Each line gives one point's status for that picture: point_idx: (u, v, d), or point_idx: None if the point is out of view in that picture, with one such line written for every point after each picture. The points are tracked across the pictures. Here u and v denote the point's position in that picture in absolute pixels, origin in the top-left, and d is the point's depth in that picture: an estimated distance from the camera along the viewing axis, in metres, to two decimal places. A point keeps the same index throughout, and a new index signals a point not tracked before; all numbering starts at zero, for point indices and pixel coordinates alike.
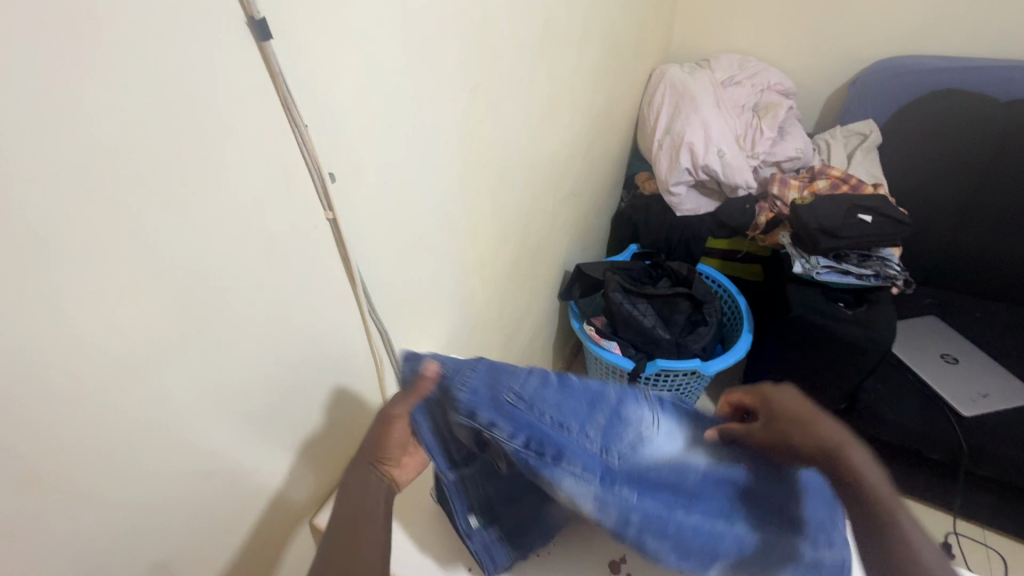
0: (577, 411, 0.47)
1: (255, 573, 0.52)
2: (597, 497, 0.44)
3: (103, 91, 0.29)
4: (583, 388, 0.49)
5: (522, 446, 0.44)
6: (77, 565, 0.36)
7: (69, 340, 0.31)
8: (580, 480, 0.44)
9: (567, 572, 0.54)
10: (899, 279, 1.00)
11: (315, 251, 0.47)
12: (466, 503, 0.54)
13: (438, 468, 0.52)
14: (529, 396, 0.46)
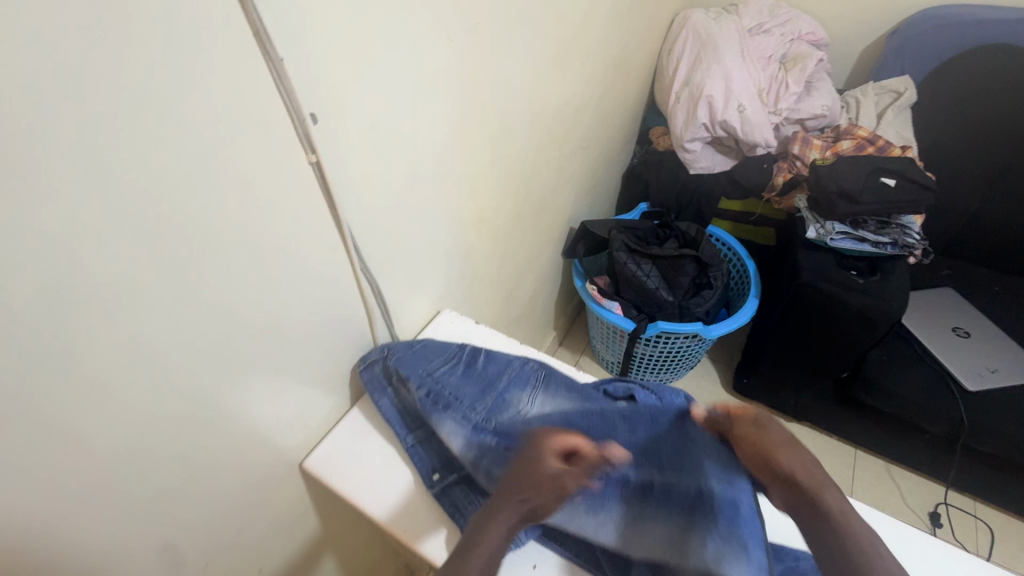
0: (470, 391, 0.62)
1: (246, 503, 0.55)
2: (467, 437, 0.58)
3: (57, 23, 0.27)
4: (482, 374, 0.64)
5: (424, 395, 0.60)
6: (64, 491, 0.38)
7: (33, 279, 0.31)
8: (458, 423, 0.59)
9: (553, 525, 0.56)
10: (918, 248, 0.96)
11: (298, 198, 0.46)
12: (430, 461, 0.60)
13: (398, 435, 0.62)
14: (436, 373, 0.63)
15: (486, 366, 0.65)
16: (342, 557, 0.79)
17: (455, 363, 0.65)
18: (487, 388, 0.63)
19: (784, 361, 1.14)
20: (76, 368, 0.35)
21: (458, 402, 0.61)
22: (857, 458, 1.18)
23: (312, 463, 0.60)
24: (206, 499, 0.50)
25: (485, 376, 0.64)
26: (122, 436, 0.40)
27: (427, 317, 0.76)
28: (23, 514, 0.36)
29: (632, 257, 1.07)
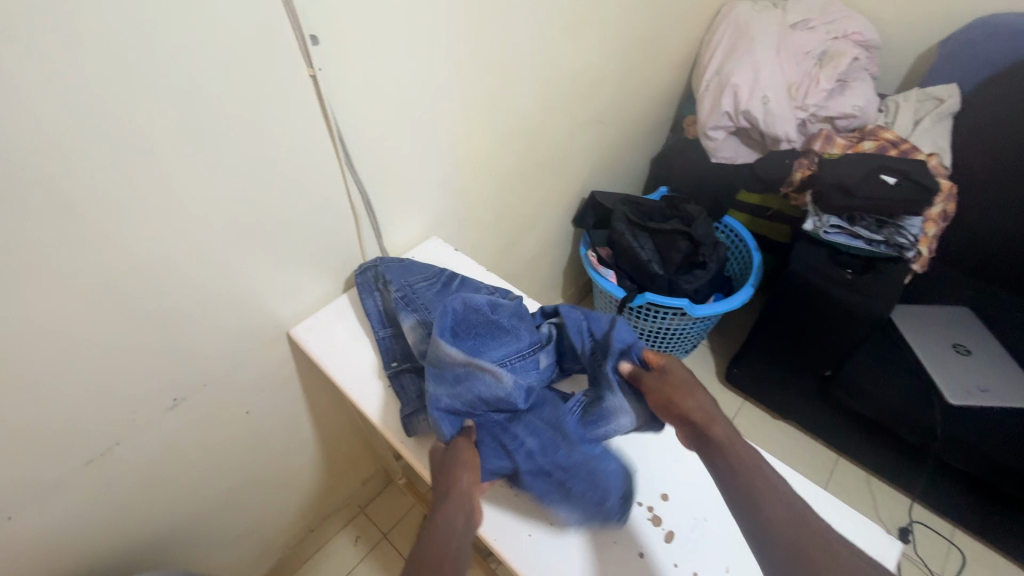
0: (439, 304, 0.73)
1: (238, 348, 0.70)
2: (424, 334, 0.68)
3: None
4: (452, 295, 0.75)
5: (399, 296, 0.72)
6: (102, 284, 0.53)
7: (96, 115, 0.45)
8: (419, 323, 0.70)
9: None
10: (912, 249, 0.94)
11: (299, 99, 0.59)
12: (393, 353, 0.72)
13: (374, 328, 0.74)
14: (415, 285, 0.75)
15: (456, 286, 0.76)
16: (323, 433, 0.93)
17: (433, 279, 0.77)
18: (453, 302, 0.74)
19: (770, 352, 1.16)
20: (121, 187, 0.49)
21: (424, 310, 0.72)
22: (836, 465, 1.17)
23: (297, 332, 0.75)
24: (207, 331, 0.65)
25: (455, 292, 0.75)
26: (146, 251, 0.54)
27: (417, 240, 0.88)
28: (76, 289, 0.51)
29: (630, 229, 1.13)
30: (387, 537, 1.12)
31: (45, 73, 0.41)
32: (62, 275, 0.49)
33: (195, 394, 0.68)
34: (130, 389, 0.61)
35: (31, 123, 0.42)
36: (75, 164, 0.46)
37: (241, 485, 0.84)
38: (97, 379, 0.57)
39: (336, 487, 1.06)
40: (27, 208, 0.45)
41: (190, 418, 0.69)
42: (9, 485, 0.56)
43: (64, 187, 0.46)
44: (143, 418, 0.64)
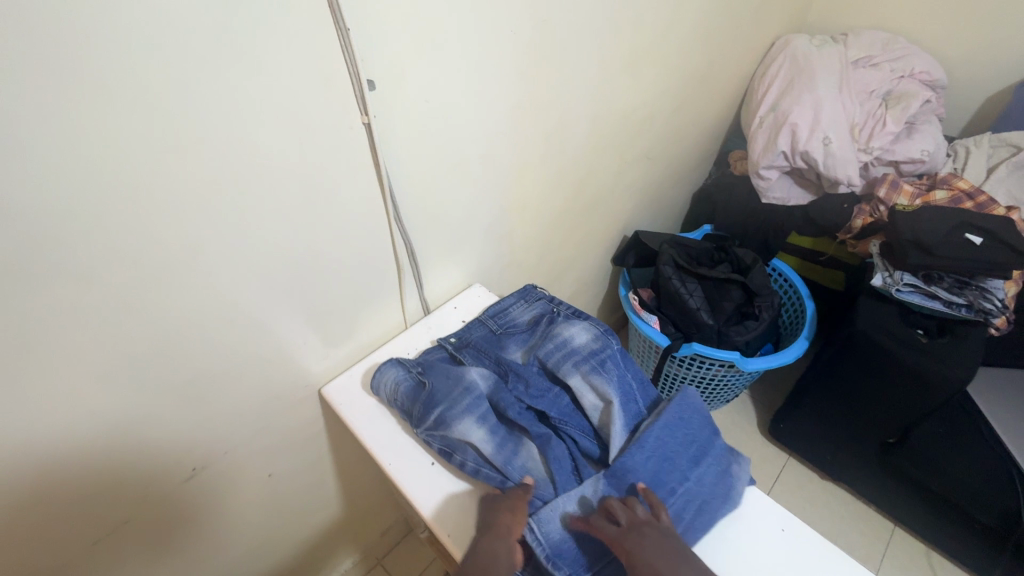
0: None
1: (263, 410, 0.64)
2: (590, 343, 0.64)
3: None
4: None
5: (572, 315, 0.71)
6: (121, 355, 0.47)
7: (126, 175, 0.39)
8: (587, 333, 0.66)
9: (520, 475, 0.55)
10: (998, 315, 0.85)
11: (348, 146, 0.53)
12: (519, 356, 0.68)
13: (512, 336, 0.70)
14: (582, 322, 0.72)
15: (582, 351, 0.63)
16: (346, 488, 0.87)
17: (571, 327, 0.66)
18: (558, 361, 0.63)
19: (826, 408, 1.07)
20: (148, 248, 0.43)
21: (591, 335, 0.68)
22: (892, 535, 1.08)
23: (329, 391, 0.68)
24: (232, 394, 0.59)
25: (579, 356, 0.63)
26: (170, 315, 0.48)
27: (457, 287, 0.81)
28: (94, 360, 0.45)
29: (678, 273, 1.06)
30: None
31: (71, 126, 0.36)
32: (79, 345, 0.44)
33: (216, 460, 0.62)
34: (146, 462, 0.55)
35: (50, 182, 0.36)
36: (98, 226, 0.40)
37: (256, 549, 0.77)
38: (110, 454, 0.51)
39: (355, 540, 0.99)
40: (41, 276, 0.39)
41: (209, 487, 0.63)
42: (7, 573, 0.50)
43: (85, 251, 0.40)
44: (159, 491, 0.58)
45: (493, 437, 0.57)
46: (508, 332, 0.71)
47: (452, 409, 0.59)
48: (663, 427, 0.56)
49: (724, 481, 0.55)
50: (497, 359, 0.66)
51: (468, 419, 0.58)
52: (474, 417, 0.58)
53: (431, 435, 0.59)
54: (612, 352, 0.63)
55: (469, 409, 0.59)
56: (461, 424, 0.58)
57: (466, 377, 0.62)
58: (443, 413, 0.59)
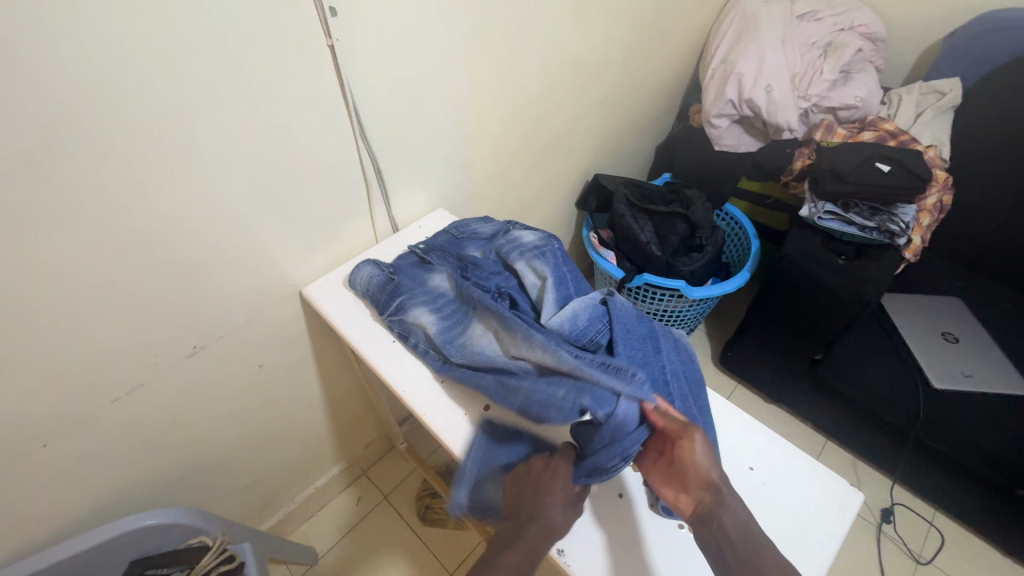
0: None
1: (254, 304, 0.75)
2: (535, 242, 0.77)
3: None
4: None
5: (524, 227, 0.83)
6: (133, 234, 0.58)
7: (135, 76, 0.50)
8: (534, 236, 0.79)
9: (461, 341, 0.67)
10: (904, 236, 0.96)
11: (316, 66, 0.63)
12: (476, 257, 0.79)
13: (471, 244, 0.82)
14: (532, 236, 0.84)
15: (528, 245, 0.76)
16: (331, 394, 0.99)
17: (521, 231, 0.79)
18: (508, 252, 0.76)
19: (763, 336, 1.19)
20: (153, 138, 0.54)
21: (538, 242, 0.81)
22: (824, 447, 1.20)
23: (308, 290, 0.79)
24: (225, 283, 0.70)
25: (525, 248, 0.76)
26: (170, 201, 0.59)
27: (424, 212, 0.92)
28: (113, 235, 0.56)
29: (631, 211, 1.16)
30: (388, 498, 1.18)
31: (94, 25, 0.46)
32: (99, 217, 0.54)
33: (213, 343, 0.73)
34: (155, 335, 0.66)
35: (76, 73, 0.47)
36: (113, 114, 0.50)
37: (250, 439, 0.89)
38: (125, 320, 0.62)
39: (342, 448, 1.11)
40: (69, 153, 0.49)
41: (208, 366, 0.74)
42: (46, 415, 0.61)
43: (102, 134, 0.51)
44: (165, 363, 0.69)
45: (441, 322, 0.69)
46: (468, 236, 0.82)
47: (412, 300, 0.71)
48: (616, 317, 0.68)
49: (682, 355, 0.69)
50: (458, 256, 0.78)
51: (422, 309, 0.70)
52: (427, 306, 0.71)
53: (391, 320, 0.70)
54: (553, 249, 0.77)
55: (429, 299, 0.71)
56: (416, 311, 0.70)
57: (429, 277, 0.74)
58: (404, 302, 0.71)
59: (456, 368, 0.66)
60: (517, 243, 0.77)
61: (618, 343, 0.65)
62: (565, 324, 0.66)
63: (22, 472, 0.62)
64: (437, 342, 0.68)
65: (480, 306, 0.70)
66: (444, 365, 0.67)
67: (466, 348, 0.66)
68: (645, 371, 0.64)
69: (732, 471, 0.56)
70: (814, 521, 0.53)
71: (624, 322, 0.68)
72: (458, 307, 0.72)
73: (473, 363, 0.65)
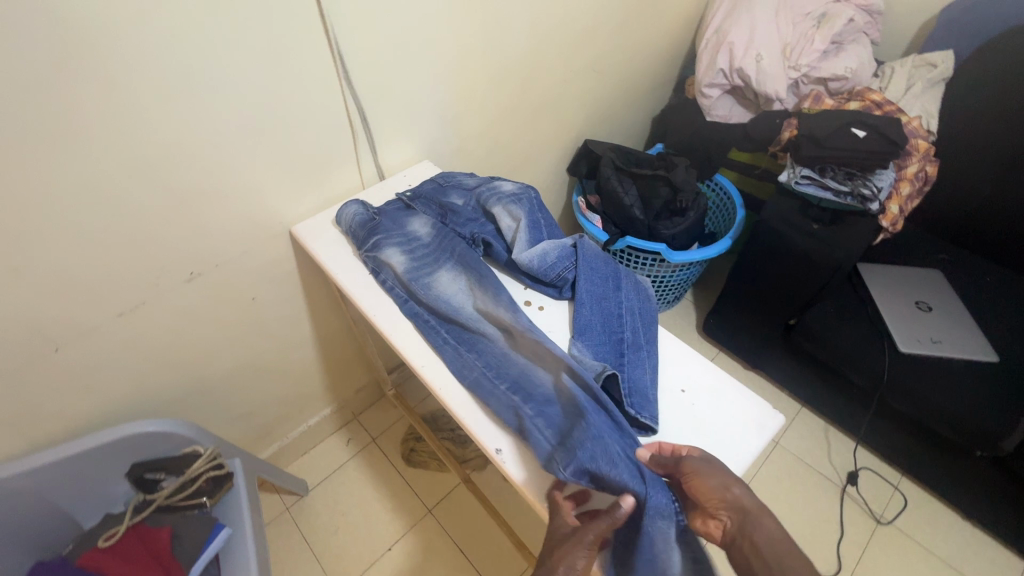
0: None
1: (247, 237, 0.82)
2: (515, 193, 0.78)
3: None
4: None
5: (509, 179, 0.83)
6: (136, 161, 0.64)
7: (137, 11, 0.55)
8: (515, 188, 0.79)
9: (424, 285, 0.70)
10: (875, 201, 0.98)
11: (304, 12, 0.68)
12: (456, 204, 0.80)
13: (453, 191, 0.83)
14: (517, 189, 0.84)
15: (506, 192, 0.78)
16: (321, 334, 1.06)
17: (502, 183, 0.80)
18: (488, 198, 0.78)
19: (742, 300, 1.22)
20: (153, 72, 0.60)
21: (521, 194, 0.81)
22: (797, 413, 1.23)
23: (297, 228, 0.85)
24: (220, 216, 0.76)
25: (503, 194, 0.78)
26: (170, 133, 0.65)
27: (410, 164, 0.97)
28: (119, 159, 0.63)
29: (617, 175, 1.20)
30: (375, 441, 1.25)
31: None
32: (104, 141, 0.60)
33: (209, 272, 0.80)
34: (156, 258, 0.73)
35: (85, 6, 0.52)
36: (117, 46, 0.56)
37: (245, 369, 0.96)
38: (128, 241, 0.69)
39: (333, 389, 1.19)
40: (77, 79, 0.55)
41: (204, 293, 0.81)
42: (59, 322, 0.69)
43: (106, 64, 0.56)
44: (165, 285, 0.76)
45: (410, 263, 0.72)
46: (451, 184, 0.83)
47: (386, 240, 0.74)
48: (580, 258, 0.71)
49: (643, 294, 0.73)
50: (439, 202, 0.80)
51: (393, 249, 0.73)
52: (399, 248, 0.74)
53: (365, 257, 0.74)
54: (531, 198, 0.78)
55: (402, 241, 0.74)
56: (387, 250, 0.73)
57: (406, 223, 0.77)
58: (378, 241, 0.74)
59: (416, 306, 0.69)
60: (498, 193, 0.78)
61: (579, 279, 0.70)
62: (534, 261, 0.70)
63: (37, 373, 0.70)
64: (403, 281, 0.71)
65: (451, 258, 0.73)
66: (406, 302, 0.70)
67: (428, 289, 0.69)
68: (601, 305, 0.69)
69: (664, 391, 0.62)
70: (735, 437, 0.57)
71: (588, 262, 0.71)
72: (430, 253, 0.74)
73: (435, 308, 0.68)
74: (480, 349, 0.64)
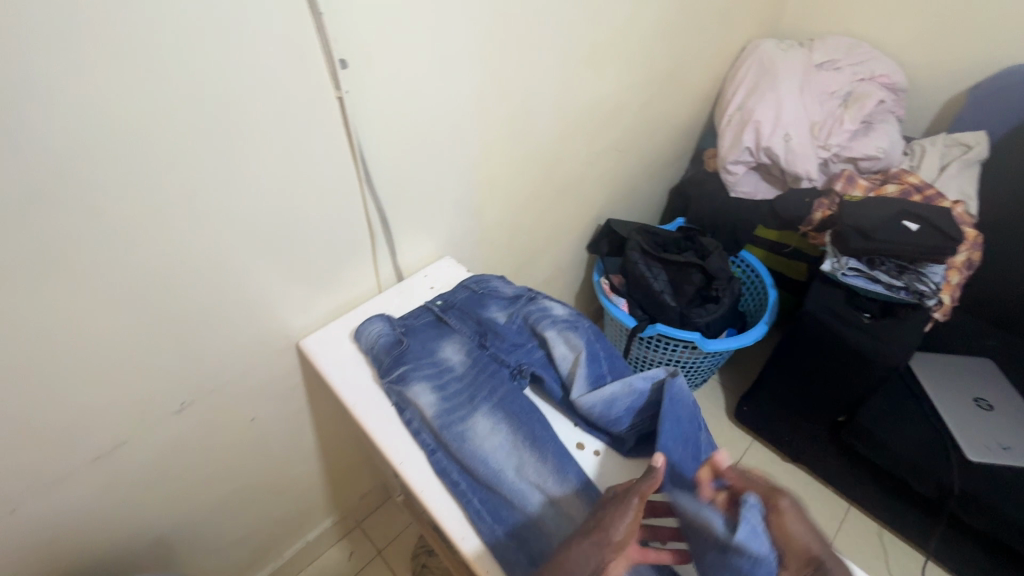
0: None
1: (249, 356, 0.71)
2: (569, 319, 0.71)
3: None
4: None
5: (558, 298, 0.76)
6: (121, 289, 0.54)
7: (131, 130, 0.47)
8: (568, 312, 0.72)
9: (460, 436, 0.60)
10: (933, 297, 0.92)
11: (322, 117, 0.61)
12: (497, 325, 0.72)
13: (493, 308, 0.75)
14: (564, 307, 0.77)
15: (559, 316, 0.71)
16: (326, 444, 0.94)
17: (553, 306, 0.73)
18: (538, 321, 0.71)
19: (782, 391, 1.13)
20: (148, 192, 0.51)
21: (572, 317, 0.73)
22: (847, 513, 1.13)
23: (306, 342, 0.75)
24: (219, 336, 0.66)
25: (555, 320, 0.71)
26: (163, 255, 0.56)
27: (429, 260, 0.89)
28: (105, 288, 0.53)
29: (644, 259, 1.13)
30: (381, 554, 1.11)
31: (95, 80, 0.44)
32: (86, 272, 0.51)
33: (203, 398, 0.69)
34: (140, 391, 0.62)
35: (72, 129, 0.45)
36: (108, 167, 0.48)
37: (239, 494, 0.84)
38: (110, 376, 0.59)
39: (335, 499, 1.06)
40: (56, 208, 0.47)
41: (196, 422, 0.70)
42: (18, 477, 0.57)
43: (93, 186, 0.48)
44: (150, 419, 0.65)
45: (442, 402, 0.63)
46: (491, 294, 0.75)
47: (415, 372, 0.65)
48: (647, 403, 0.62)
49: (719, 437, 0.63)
50: (479, 321, 0.72)
51: (423, 385, 0.64)
52: (430, 384, 0.65)
53: (390, 389, 0.65)
54: (584, 325, 0.71)
55: (435, 375, 0.66)
56: (416, 385, 0.64)
57: (440, 352, 0.68)
58: (407, 372, 0.66)
59: (447, 461, 0.59)
60: (550, 319, 0.71)
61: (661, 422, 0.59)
62: (598, 406, 0.62)
63: None
64: (432, 425, 0.61)
65: (490, 398, 0.64)
66: (433, 453, 0.59)
67: (464, 441, 0.59)
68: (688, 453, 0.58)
69: None
70: None
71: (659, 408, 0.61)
72: (464, 390, 0.65)
73: (470, 469, 0.58)
74: (521, 534, 0.54)
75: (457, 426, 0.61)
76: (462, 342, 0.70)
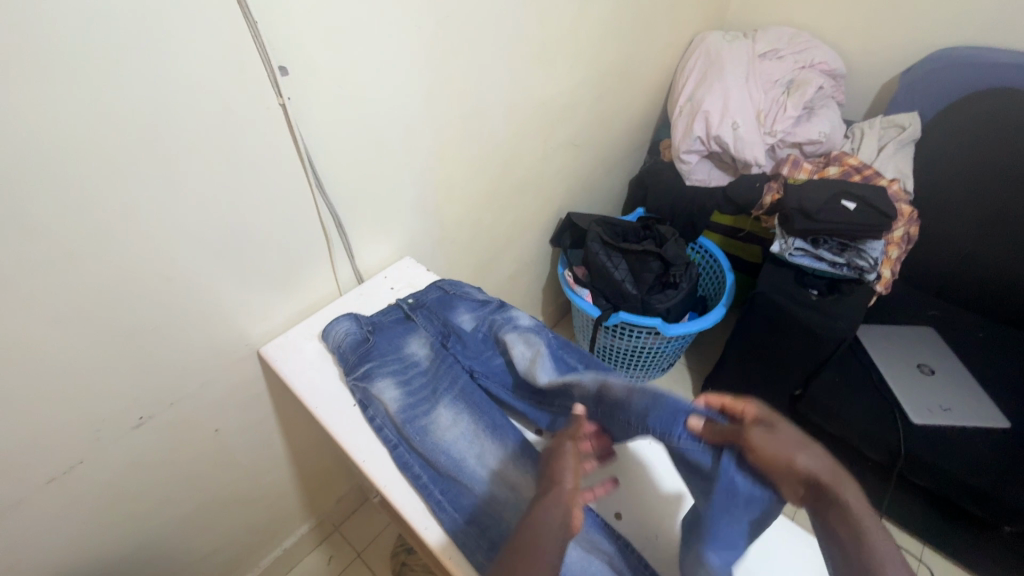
0: None
1: (208, 366, 0.71)
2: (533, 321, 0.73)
3: None
4: None
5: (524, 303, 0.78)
6: (64, 306, 0.54)
7: (63, 145, 0.47)
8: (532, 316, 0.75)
9: (422, 430, 0.62)
10: (872, 271, 0.98)
11: (265, 124, 0.61)
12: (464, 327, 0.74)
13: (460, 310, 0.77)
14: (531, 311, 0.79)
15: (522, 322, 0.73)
16: (297, 451, 0.94)
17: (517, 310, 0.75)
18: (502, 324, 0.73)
19: (743, 370, 1.17)
20: (85, 207, 0.51)
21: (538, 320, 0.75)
22: None
23: (266, 349, 0.75)
24: (175, 348, 0.66)
25: (519, 322, 0.72)
26: (108, 269, 0.55)
27: (389, 261, 0.90)
28: (47, 307, 0.53)
29: (604, 249, 1.16)
30: (361, 556, 1.12)
31: (20, 99, 0.43)
32: (29, 293, 0.51)
33: (162, 412, 0.69)
34: (94, 409, 0.62)
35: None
36: (41, 184, 0.47)
37: (208, 506, 0.84)
38: (60, 394, 0.58)
39: (311, 505, 1.06)
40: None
41: (157, 435, 0.70)
42: None
43: (26, 204, 0.47)
44: (107, 437, 0.65)
45: (406, 397, 0.64)
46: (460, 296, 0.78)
47: (380, 368, 0.67)
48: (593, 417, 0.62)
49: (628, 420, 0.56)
50: (445, 321, 0.74)
51: (387, 381, 0.66)
52: (394, 380, 0.66)
53: (355, 385, 0.65)
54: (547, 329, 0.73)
55: (400, 372, 0.67)
56: (381, 381, 0.65)
57: (406, 350, 0.70)
58: (372, 369, 0.67)
59: (408, 455, 0.60)
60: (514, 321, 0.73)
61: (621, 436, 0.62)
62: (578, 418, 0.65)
63: None
64: (395, 420, 0.62)
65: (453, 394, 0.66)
66: (395, 447, 0.61)
67: (425, 434, 0.61)
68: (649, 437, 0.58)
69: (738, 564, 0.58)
70: None
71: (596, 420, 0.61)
72: (427, 386, 0.67)
73: (430, 460, 0.59)
74: (481, 521, 0.55)
75: (419, 420, 0.63)
76: (429, 342, 0.71)
